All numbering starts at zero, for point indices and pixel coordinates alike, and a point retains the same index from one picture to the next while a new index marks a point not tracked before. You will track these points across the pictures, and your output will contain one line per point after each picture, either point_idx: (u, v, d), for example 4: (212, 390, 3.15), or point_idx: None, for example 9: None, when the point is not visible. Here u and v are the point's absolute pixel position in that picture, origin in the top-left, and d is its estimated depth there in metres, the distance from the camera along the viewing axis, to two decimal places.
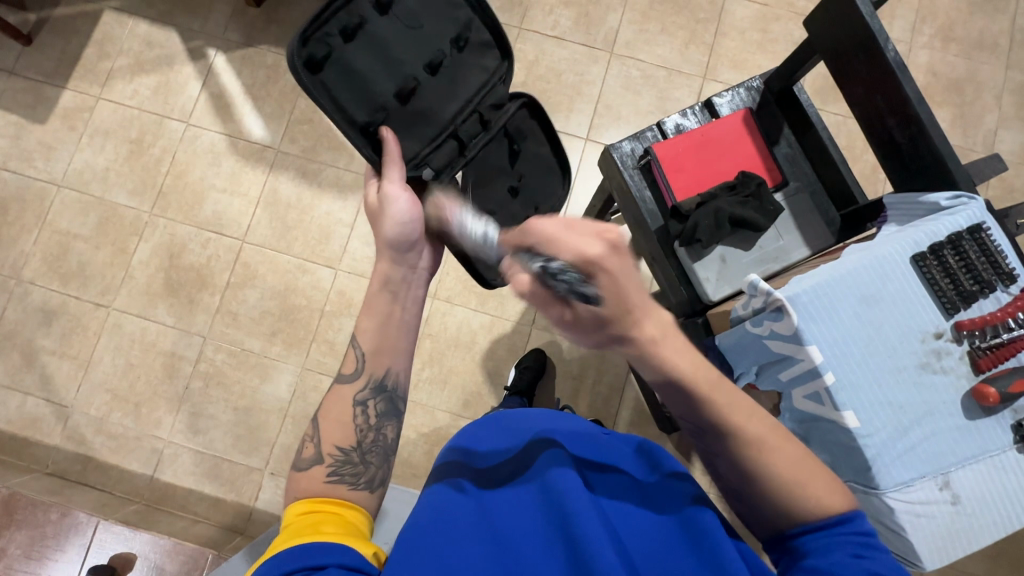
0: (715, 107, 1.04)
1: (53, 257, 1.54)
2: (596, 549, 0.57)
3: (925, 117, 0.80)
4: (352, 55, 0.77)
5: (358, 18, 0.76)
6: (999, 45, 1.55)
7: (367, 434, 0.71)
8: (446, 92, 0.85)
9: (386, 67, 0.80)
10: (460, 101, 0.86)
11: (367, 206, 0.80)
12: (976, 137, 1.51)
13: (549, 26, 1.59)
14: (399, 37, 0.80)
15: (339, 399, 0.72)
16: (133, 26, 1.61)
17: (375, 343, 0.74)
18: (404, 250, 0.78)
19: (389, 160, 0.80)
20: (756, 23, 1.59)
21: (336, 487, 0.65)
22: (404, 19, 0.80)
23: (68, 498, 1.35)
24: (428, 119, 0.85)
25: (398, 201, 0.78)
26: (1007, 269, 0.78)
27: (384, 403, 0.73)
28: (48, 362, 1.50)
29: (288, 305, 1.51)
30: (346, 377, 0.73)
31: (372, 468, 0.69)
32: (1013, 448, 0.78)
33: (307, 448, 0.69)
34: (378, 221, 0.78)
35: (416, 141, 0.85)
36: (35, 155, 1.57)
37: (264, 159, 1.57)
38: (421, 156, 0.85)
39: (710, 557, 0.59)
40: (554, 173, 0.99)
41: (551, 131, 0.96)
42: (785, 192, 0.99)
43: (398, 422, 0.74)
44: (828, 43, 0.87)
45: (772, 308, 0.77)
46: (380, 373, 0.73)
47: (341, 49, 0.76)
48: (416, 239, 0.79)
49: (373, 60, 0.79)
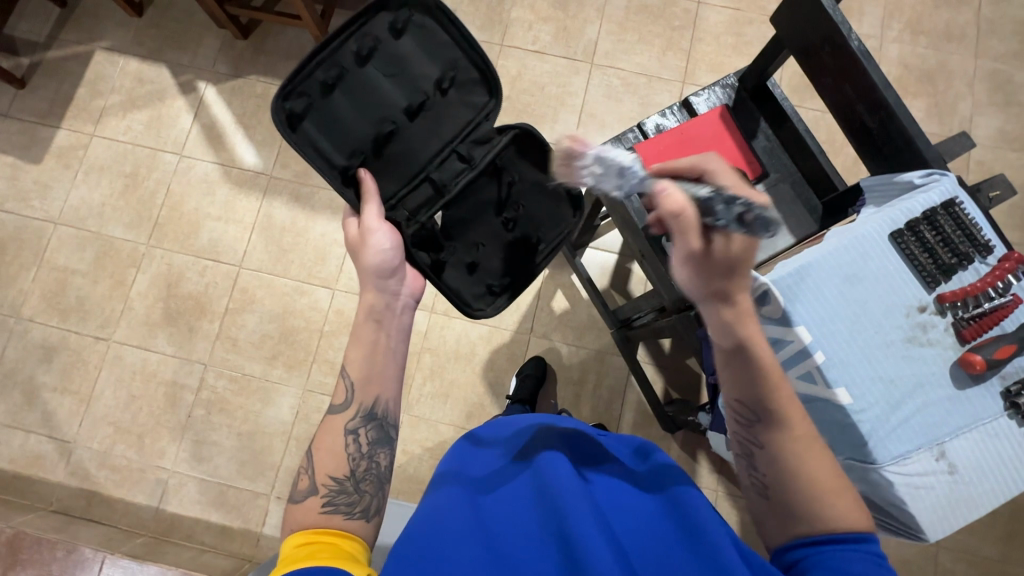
0: (693, 107, 1.07)
1: (52, 293, 1.55)
2: (592, 549, 0.57)
3: (893, 102, 0.83)
4: (331, 104, 0.78)
5: (337, 70, 0.77)
6: (967, 35, 1.59)
7: (360, 463, 0.72)
8: (426, 132, 0.84)
9: (366, 114, 0.80)
10: (440, 140, 0.85)
11: (347, 241, 0.81)
12: (951, 124, 1.55)
13: (530, 41, 1.63)
14: (378, 85, 0.80)
15: (333, 430, 0.72)
16: (125, 64, 1.65)
17: (362, 371, 0.73)
18: (385, 275, 0.79)
19: (365, 196, 0.80)
20: (730, 28, 1.64)
21: (331, 517, 0.65)
22: (385, 68, 0.80)
23: (74, 535, 1.33)
24: (409, 161, 0.84)
25: (376, 233, 0.79)
26: (982, 240, 0.81)
27: (375, 430, 0.74)
28: (50, 399, 1.50)
29: (288, 328, 1.52)
30: (336, 409, 0.73)
31: (367, 497, 0.69)
32: (1005, 415, 0.79)
33: (301, 481, 0.68)
34: (358, 254, 0.79)
35: (394, 181, 0.84)
36: (31, 194, 1.60)
37: (257, 186, 1.60)
38: (397, 197, 0.84)
39: (706, 552, 0.58)
40: (557, 199, 0.91)
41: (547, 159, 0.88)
42: (767, 182, 1.02)
43: (390, 448, 0.75)
44: (795, 39, 0.91)
45: (757, 293, 0.79)
46: (369, 402, 0.73)
47: (322, 101, 0.77)
48: (397, 266, 0.80)
49: (353, 107, 0.79)
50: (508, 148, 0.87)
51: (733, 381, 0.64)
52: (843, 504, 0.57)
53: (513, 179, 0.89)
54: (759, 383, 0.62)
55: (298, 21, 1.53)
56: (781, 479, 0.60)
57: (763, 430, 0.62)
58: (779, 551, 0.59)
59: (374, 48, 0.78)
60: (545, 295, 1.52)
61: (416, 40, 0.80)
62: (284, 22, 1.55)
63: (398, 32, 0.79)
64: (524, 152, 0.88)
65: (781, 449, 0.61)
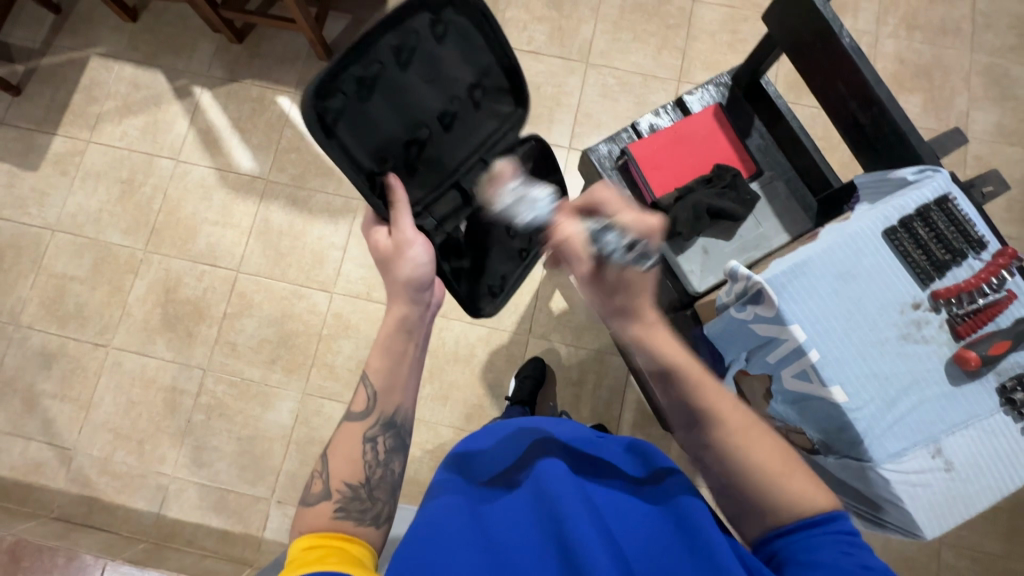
0: (686, 105, 1.07)
1: (50, 300, 1.55)
2: (589, 550, 0.57)
3: (886, 98, 0.83)
4: (367, 106, 0.73)
5: (376, 67, 0.72)
6: (962, 29, 1.59)
7: (375, 471, 0.70)
8: (456, 140, 0.85)
9: (398, 117, 0.77)
10: (467, 148, 0.86)
11: (378, 252, 0.78)
12: (948, 118, 1.55)
13: (524, 41, 1.63)
14: (414, 89, 0.77)
15: (350, 435, 0.72)
16: (120, 70, 1.65)
17: (385, 380, 0.73)
18: (421, 289, 0.76)
19: (397, 207, 0.77)
20: (725, 25, 1.64)
21: (343, 524, 0.64)
22: (423, 70, 0.76)
23: (75, 541, 1.33)
24: (438, 167, 0.85)
25: (414, 246, 0.76)
26: (975, 236, 0.81)
27: (393, 439, 0.73)
28: (50, 406, 1.51)
29: (286, 332, 1.52)
30: (355, 416, 0.73)
31: (379, 504, 0.68)
32: (1000, 411, 0.79)
33: (314, 483, 0.68)
34: (391, 266, 0.76)
35: (422, 186, 0.84)
36: (28, 201, 1.60)
37: (254, 190, 1.60)
38: (423, 203, 0.85)
39: (702, 549, 0.59)
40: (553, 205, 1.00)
41: (556, 170, 0.97)
42: (760, 181, 1.02)
43: (405, 456, 0.74)
44: (787, 36, 0.91)
45: (752, 292, 0.79)
46: (390, 410, 0.73)
47: (357, 102, 0.72)
48: (431, 279, 0.77)
49: (388, 110, 0.76)
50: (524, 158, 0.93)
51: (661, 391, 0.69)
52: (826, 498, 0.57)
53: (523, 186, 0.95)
54: (683, 385, 0.65)
55: (292, 24, 1.53)
56: (730, 473, 0.61)
57: (698, 433, 0.64)
58: (760, 543, 0.59)
59: (416, 47, 0.74)
60: (544, 296, 1.52)
61: (456, 44, 0.77)
62: (279, 25, 1.55)
63: (439, 34, 0.75)
64: (535, 163, 0.95)
65: (721, 447, 0.61)
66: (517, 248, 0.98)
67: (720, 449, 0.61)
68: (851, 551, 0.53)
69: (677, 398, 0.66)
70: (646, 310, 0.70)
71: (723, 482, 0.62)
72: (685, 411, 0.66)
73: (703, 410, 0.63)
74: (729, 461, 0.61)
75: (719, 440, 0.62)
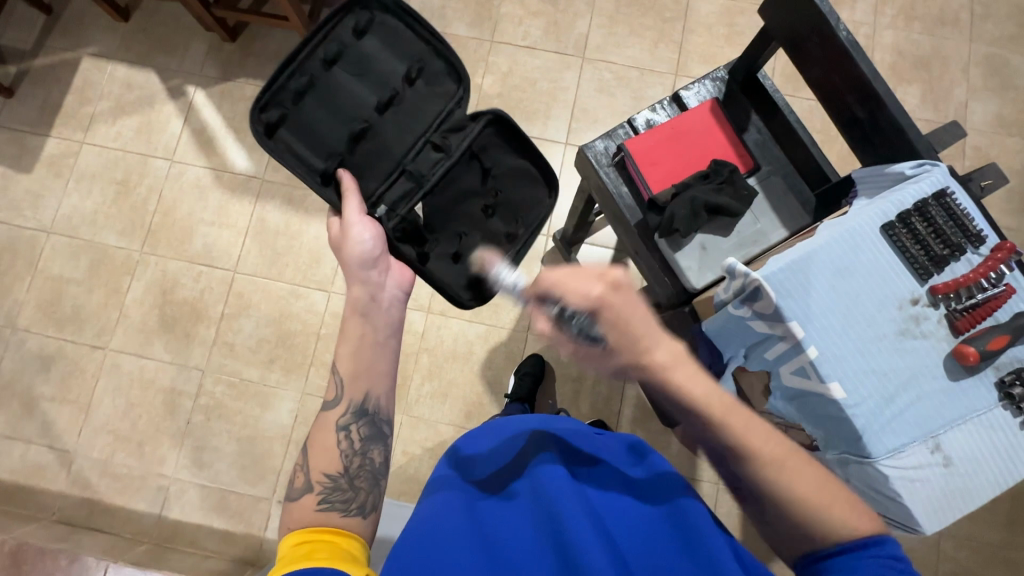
0: (683, 100, 1.06)
1: (47, 303, 1.55)
2: (588, 555, 0.57)
3: (883, 92, 0.83)
4: (304, 111, 0.80)
5: (307, 76, 0.79)
6: (961, 19, 1.58)
7: (353, 460, 0.71)
8: (400, 127, 0.84)
9: (337, 115, 0.81)
10: (414, 133, 0.85)
11: (330, 238, 0.80)
12: (947, 110, 1.54)
13: (520, 36, 1.62)
14: (347, 88, 0.81)
15: (325, 428, 0.72)
16: (113, 70, 1.64)
17: (351, 368, 0.73)
18: (368, 266, 0.78)
19: (345, 194, 0.79)
20: (722, 18, 1.63)
21: (328, 516, 0.64)
22: (353, 69, 0.81)
23: (77, 544, 1.33)
24: (384, 155, 0.84)
25: (358, 226, 0.78)
26: (974, 230, 0.80)
27: (368, 426, 0.73)
28: (49, 409, 1.50)
29: (283, 332, 1.52)
30: (329, 405, 0.72)
31: (363, 494, 0.68)
32: (999, 406, 0.79)
33: (297, 478, 0.68)
34: (340, 248, 0.79)
35: (373, 179, 0.84)
36: (23, 204, 1.59)
37: (249, 190, 1.59)
38: (377, 194, 0.84)
39: (704, 559, 0.59)
40: (536, 180, 0.92)
41: (525, 141, 0.88)
42: (758, 176, 1.02)
43: (384, 445, 0.74)
44: (783, 30, 0.90)
45: (749, 290, 0.79)
46: (359, 399, 0.72)
47: (295, 107, 0.79)
48: (378, 256, 0.79)
49: (326, 112, 0.81)
50: (482, 133, 0.86)
51: (688, 429, 0.64)
52: (860, 519, 0.57)
53: (491, 166, 0.89)
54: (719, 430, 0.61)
55: (286, 22, 1.52)
56: (768, 497, 0.60)
57: (734, 465, 0.61)
58: (802, 565, 0.59)
59: (342, 51, 0.80)
60: None
61: (379, 39, 0.82)
62: (273, 23, 1.54)
63: (361, 32, 0.81)
64: (501, 133, 0.88)
65: (758, 477, 0.60)
66: (500, 231, 0.91)
67: (760, 482, 0.60)
68: (892, 575, 0.53)
69: (707, 436, 0.63)
70: (658, 351, 0.64)
71: (760, 505, 0.61)
72: (716, 446, 0.63)
73: (731, 446, 0.61)
74: (770, 490, 0.59)
75: (756, 473, 0.60)
